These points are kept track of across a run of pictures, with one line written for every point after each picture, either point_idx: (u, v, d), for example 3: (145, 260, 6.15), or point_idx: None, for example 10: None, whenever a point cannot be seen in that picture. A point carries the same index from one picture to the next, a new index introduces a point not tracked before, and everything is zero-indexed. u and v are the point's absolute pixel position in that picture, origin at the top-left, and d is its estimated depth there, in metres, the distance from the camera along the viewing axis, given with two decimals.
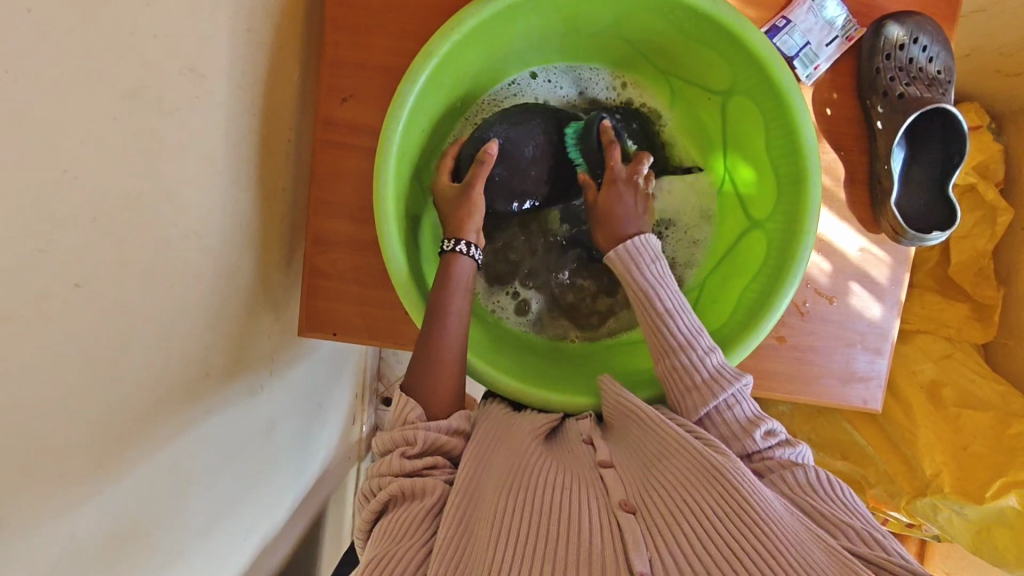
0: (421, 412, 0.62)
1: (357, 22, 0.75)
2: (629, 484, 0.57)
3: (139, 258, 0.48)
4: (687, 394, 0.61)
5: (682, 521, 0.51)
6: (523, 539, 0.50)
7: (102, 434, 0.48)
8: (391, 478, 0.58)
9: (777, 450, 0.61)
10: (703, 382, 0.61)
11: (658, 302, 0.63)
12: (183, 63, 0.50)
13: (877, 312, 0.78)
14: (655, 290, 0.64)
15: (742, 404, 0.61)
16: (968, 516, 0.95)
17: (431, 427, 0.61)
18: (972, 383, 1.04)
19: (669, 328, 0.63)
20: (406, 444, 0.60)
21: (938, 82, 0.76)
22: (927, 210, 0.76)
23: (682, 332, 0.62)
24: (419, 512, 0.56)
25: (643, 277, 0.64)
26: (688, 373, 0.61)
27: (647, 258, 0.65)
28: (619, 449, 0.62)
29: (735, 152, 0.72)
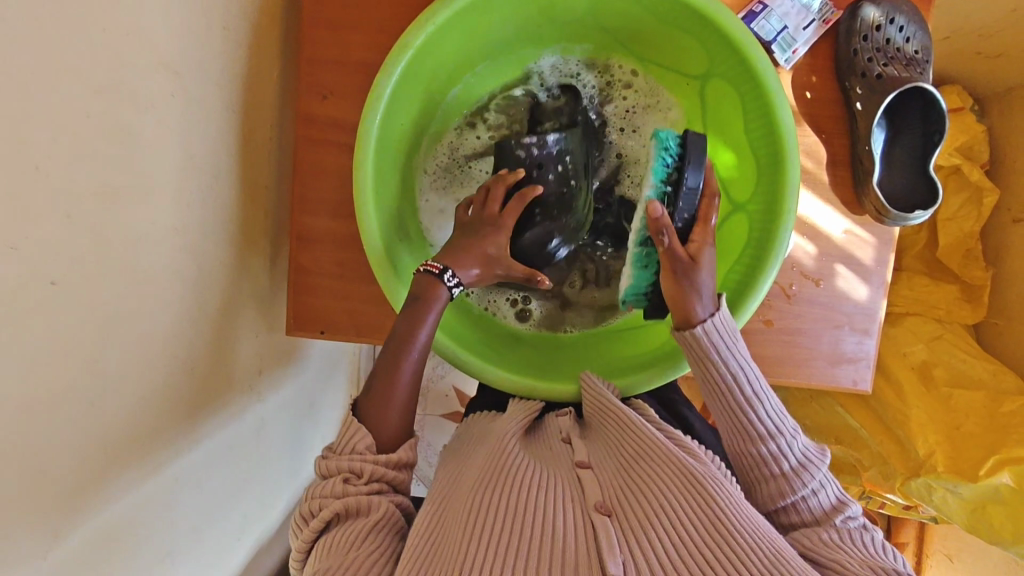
0: (370, 441, 0.60)
1: (336, 19, 0.75)
2: (606, 485, 0.58)
3: (118, 256, 0.48)
4: (771, 478, 0.61)
5: (656, 523, 0.52)
6: (499, 538, 0.51)
7: (85, 430, 0.48)
8: (332, 500, 0.57)
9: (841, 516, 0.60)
10: (787, 470, 0.61)
11: (741, 392, 0.62)
12: (157, 59, 0.50)
13: (864, 293, 0.78)
14: (739, 379, 0.62)
15: (825, 490, 0.61)
16: (962, 494, 0.96)
17: (378, 459, 0.59)
18: (963, 363, 1.04)
19: (756, 417, 0.62)
20: (353, 474, 0.58)
21: (916, 61, 0.76)
22: (909, 189, 0.77)
23: (768, 421, 0.62)
24: (362, 531, 0.55)
25: (720, 360, 0.62)
26: (770, 462, 0.61)
27: (725, 342, 0.62)
28: (595, 448, 0.64)
29: (716, 138, 0.72)
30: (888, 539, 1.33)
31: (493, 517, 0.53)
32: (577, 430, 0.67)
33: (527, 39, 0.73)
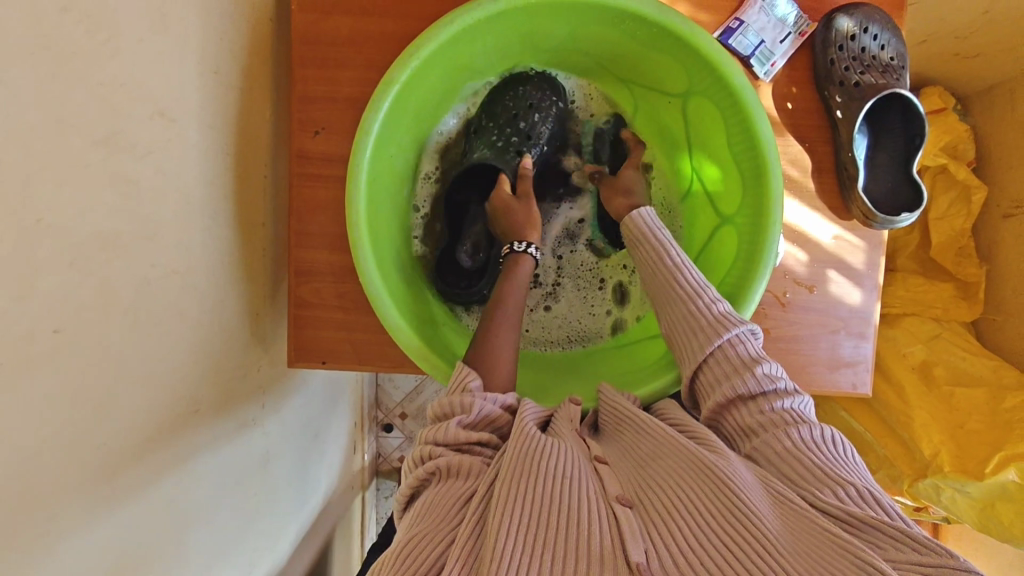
0: (478, 382, 0.61)
1: (322, 56, 0.76)
2: (623, 480, 0.54)
3: (120, 302, 0.49)
4: (700, 331, 0.61)
5: (677, 514, 0.49)
6: (529, 524, 0.47)
7: (97, 472, 0.48)
8: (444, 448, 0.56)
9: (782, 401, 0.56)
10: (712, 323, 0.61)
11: (671, 258, 0.66)
12: (152, 108, 0.52)
13: (858, 297, 0.79)
14: (668, 249, 0.66)
15: (746, 343, 0.59)
16: (971, 493, 0.96)
17: (486, 401, 0.60)
18: (964, 360, 1.05)
19: (681, 280, 0.65)
20: (463, 413, 0.58)
21: (892, 67, 0.78)
22: (894, 193, 0.78)
23: (691, 282, 0.64)
24: (456, 497, 0.52)
25: (654, 237, 0.68)
26: (697, 317, 0.62)
27: (651, 225, 0.69)
28: (611, 449, 0.60)
29: (700, 152, 0.74)
30: None
31: (525, 502, 0.49)
32: (589, 433, 0.64)
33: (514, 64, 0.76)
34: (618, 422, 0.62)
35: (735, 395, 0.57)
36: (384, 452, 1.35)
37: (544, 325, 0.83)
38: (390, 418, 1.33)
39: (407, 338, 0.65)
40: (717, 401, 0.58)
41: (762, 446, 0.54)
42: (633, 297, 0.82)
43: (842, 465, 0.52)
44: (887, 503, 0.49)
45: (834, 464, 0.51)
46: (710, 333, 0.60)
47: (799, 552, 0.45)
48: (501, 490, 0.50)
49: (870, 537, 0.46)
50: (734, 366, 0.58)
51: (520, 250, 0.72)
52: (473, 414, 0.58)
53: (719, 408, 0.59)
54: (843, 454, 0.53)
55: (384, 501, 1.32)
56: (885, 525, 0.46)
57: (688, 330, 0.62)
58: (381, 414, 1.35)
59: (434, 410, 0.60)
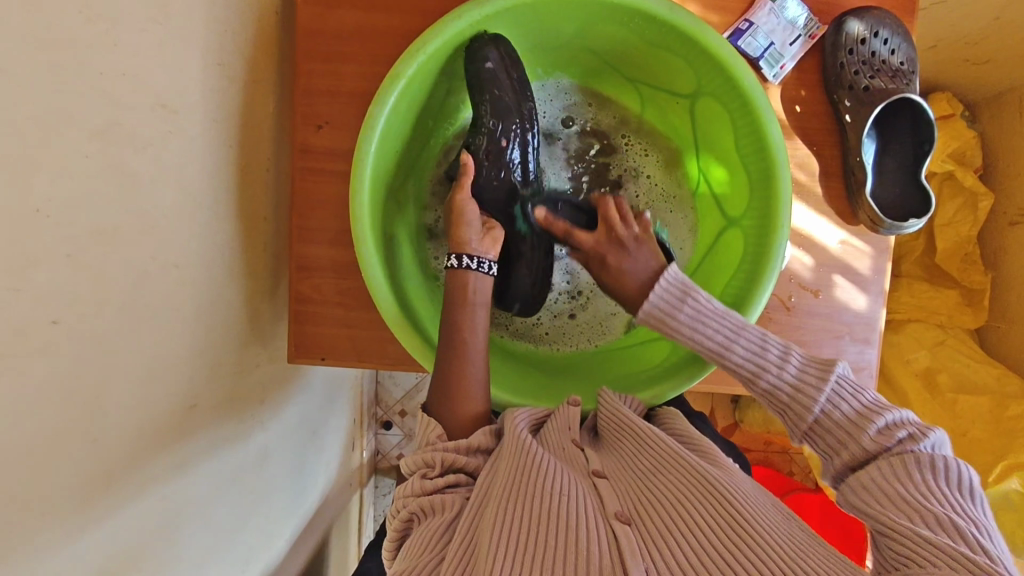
0: (441, 432, 0.61)
1: (327, 50, 0.76)
2: (621, 494, 0.53)
3: (119, 294, 0.49)
4: (787, 405, 0.59)
5: (677, 536, 0.48)
6: (521, 552, 0.46)
7: (92, 466, 0.48)
8: (415, 498, 0.56)
9: (891, 437, 0.55)
10: (790, 401, 0.59)
11: (712, 342, 0.62)
12: (153, 100, 0.51)
13: (863, 303, 0.78)
14: (699, 333, 0.62)
15: (848, 398, 0.57)
16: None
17: (450, 448, 0.59)
18: (967, 367, 1.04)
19: (735, 361, 0.61)
20: (427, 467, 0.57)
21: (902, 72, 0.77)
22: (901, 199, 0.78)
23: (748, 360, 0.61)
24: (438, 527, 0.52)
25: (682, 327, 0.63)
26: (776, 393, 0.60)
27: (676, 303, 0.63)
28: (610, 459, 0.59)
29: (708, 153, 0.74)
30: None
31: (514, 528, 0.48)
32: (587, 440, 0.63)
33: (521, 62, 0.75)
34: (617, 431, 0.61)
35: (858, 456, 0.56)
36: (383, 449, 1.35)
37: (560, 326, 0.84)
38: (390, 415, 1.33)
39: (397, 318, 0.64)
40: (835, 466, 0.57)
41: (862, 483, 0.54)
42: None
43: (941, 497, 0.50)
44: (977, 534, 0.47)
45: (924, 495, 0.50)
46: (800, 406, 0.58)
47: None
48: (492, 510, 0.50)
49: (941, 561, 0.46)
50: (837, 424, 0.57)
51: (451, 265, 0.66)
52: (439, 466, 0.57)
53: (843, 470, 0.57)
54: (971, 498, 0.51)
55: (382, 499, 1.31)
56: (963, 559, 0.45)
57: (775, 409, 0.61)
58: (380, 411, 1.34)
59: (406, 465, 0.59)
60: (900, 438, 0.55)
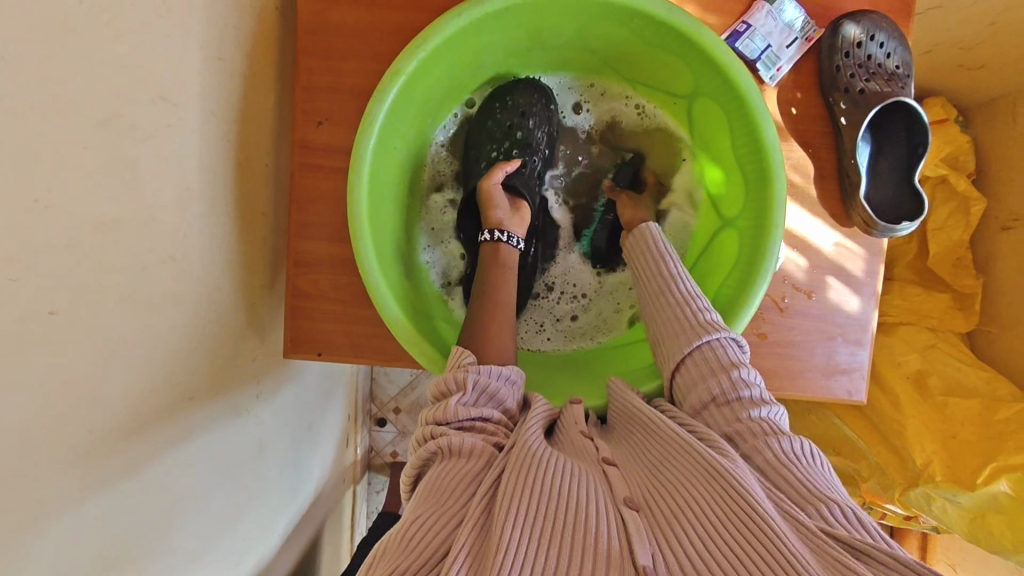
0: (473, 359, 0.62)
1: (328, 46, 0.76)
2: (631, 484, 0.53)
3: (116, 286, 0.49)
4: (687, 331, 0.63)
5: (685, 525, 0.48)
6: (533, 519, 0.47)
7: (86, 459, 0.48)
8: (443, 427, 0.56)
9: (755, 407, 0.57)
10: (697, 327, 0.63)
11: (669, 268, 0.68)
12: (154, 92, 0.51)
13: (856, 305, 0.79)
14: (666, 257, 0.69)
15: (732, 350, 0.61)
16: (961, 503, 0.97)
17: (482, 377, 0.60)
18: (959, 371, 1.06)
19: (676, 287, 0.67)
20: (460, 391, 0.59)
21: (897, 76, 0.78)
22: (894, 202, 0.79)
23: (686, 290, 0.66)
24: (468, 471, 0.53)
25: (653, 249, 0.71)
26: (684, 321, 0.64)
27: (658, 233, 0.72)
28: (621, 452, 0.59)
29: (705, 153, 0.75)
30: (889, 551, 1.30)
31: (529, 496, 0.48)
32: (597, 433, 0.64)
33: (519, 61, 0.76)
34: (629, 426, 0.62)
35: (710, 392, 0.59)
36: (377, 446, 1.35)
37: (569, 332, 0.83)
38: (385, 412, 1.33)
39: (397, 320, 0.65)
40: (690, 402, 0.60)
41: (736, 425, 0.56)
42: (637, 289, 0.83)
43: (824, 483, 0.51)
44: (862, 522, 0.49)
45: (811, 480, 0.51)
46: (695, 333, 0.63)
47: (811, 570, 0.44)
48: (511, 481, 0.50)
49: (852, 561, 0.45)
50: (709, 364, 0.60)
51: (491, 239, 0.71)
52: (470, 390, 0.59)
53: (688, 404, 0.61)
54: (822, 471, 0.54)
55: (375, 495, 1.31)
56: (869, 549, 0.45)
57: (670, 332, 0.65)
58: (375, 408, 1.34)
59: (434, 387, 0.61)
60: (764, 413, 0.57)
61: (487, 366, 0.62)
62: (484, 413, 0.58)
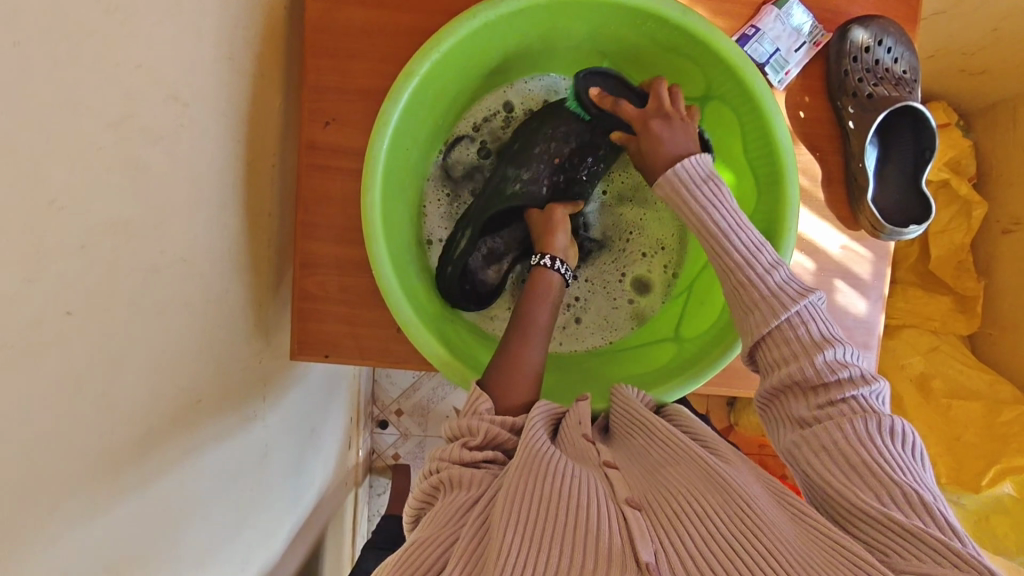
0: (490, 406, 0.62)
1: (336, 47, 0.76)
2: (633, 483, 0.53)
3: (128, 289, 0.48)
4: (760, 302, 0.58)
5: (686, 523, 0.48)
6: (532, 529, 0.47)
7: (97, 463, 0.48)
8: (448, 466, 0.57)
9: (852, 389, 0.54)
10: (767, 298, 0.58)
11: (715, 224, 0.62)
12: (166, 92, 0.51)
13: (863, 308, 0.79)
14: (710, 212, 0.62)
15: (817, 322, 0.57)
16: (966, 505, 0.98)
17: (495, 421, 0.60)
18: (960, 373, 1.06)
19: (730, 246, 0.61)
20: (469, 436, 0.59)
21: (904, 81, 0.79)
22: (902, 205, 0.79)
23: (742, 250, 0.60)
24: (463, 499, 0.53)
25: (696, 199, 0.63)
26: (751, 288, 0.59)
27: (698, 180, 0.64)
28: (624, 453, 0.59)
29: (716, 154, 0.75)
30: None
31: (527, 508, 0.48)
32: (599, 437, 0.63)
33: (522, 65, 0.76)
34: (628, 429, 0.61)
35: (797, 375, 0.56)
36: (378, 449, 1.34)
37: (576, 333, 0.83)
38: (387, 415, 1.32)
39: (427, 346, 0.65)
40: (775, 383, 0.57)
41: (816, 432, 0.53)
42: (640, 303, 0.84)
43: (896, 466, 0.50)
44: (930, 502, 0.49)
45: (879, 463, 0.51)
46: (772, 307, 0.58)
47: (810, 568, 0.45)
48: (505, 491, 0.50)
49: (888, 544, 0.47)
50: (796, 340, 0.56)
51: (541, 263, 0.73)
52: (481, 438, 0.58)
53: (779, 387, 0.58)
54: (909, 453, 0.52)
55: (376, 498, 1.31)
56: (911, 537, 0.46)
57: (740, 303, 0.60)
58: (377, 410, 1.34)
59: (449, 428, 0.61)
60: (862, 397, 0.54)
61: (502, 415, 0.62)
62: (494, 458, 0.58)
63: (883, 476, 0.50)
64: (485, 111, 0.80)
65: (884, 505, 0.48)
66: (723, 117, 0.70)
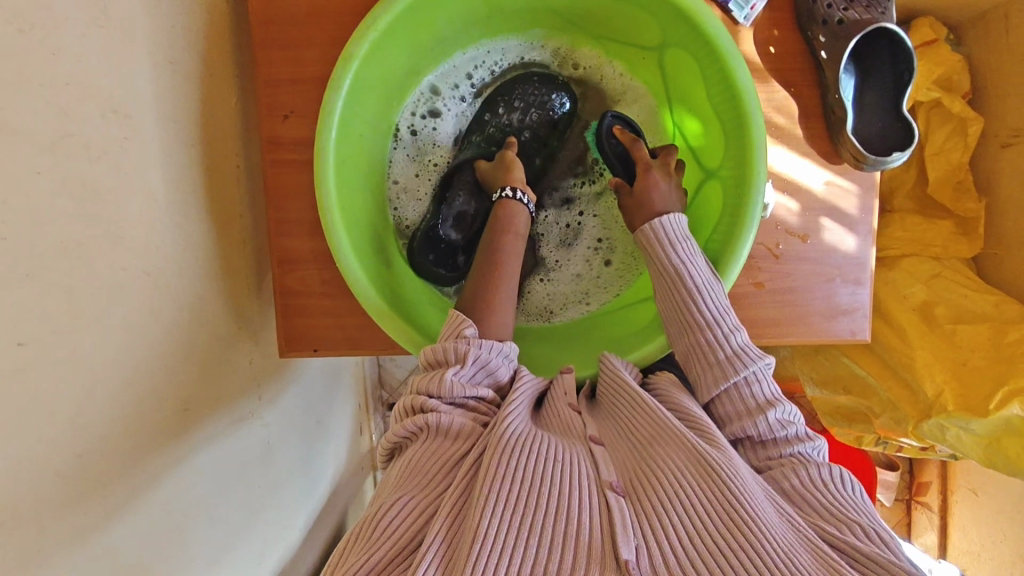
0: (473, 329, 0.61)
1: (286, 36, 0.73)
2: (620, 466, 0.53)
3: (88, 310, 0.48)
4: (711, 363, 0.59)
5: (670, 513, 0.48)
6: (509, 511, 0.47)
7: (82, 485, 0.48)
8: (434, 403, 0.56)
9: (790, 446, 0.57)
10: (722, 359, 0.59)
11: (684, 280, 0.62)
12: (103, 106, 0.50)
13: (852, 244, 0.77)
14: (685, 268, 0.63)
15: (761, 382, 0.57)
16: (975, 430, 0.97)
17: (481, 346, 0.60)
18: (965, 298, 1.04)
19: (696, 305, 0.61)
20: (456, 363, 0.58)
21: (876, 2, 0.75)
22: (884, 134, 0.76)
23: (709, 309, 0.60)
24: (436, 458, 0.54)
25: (669, 261, 0.64)
26: (706, 348, 0.60)
27: (675, 237, 0.65)
28: (611, 426, 0.59)
29: (681, 104, 0.73)
30: (912, 481, 1.35)
31: (504, 486, 0.49)
32: (586, 406, 0.63)
33: (457, 39, 0.75)
34: (618, 399, 0.61)
35: (744, 433, 0.57)
36: None
37: (557, 304, 0.81)
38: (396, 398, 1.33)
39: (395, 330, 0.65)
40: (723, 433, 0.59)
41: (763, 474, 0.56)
42: (615, 273, 0.80)
43: (848, 503, 0.51)
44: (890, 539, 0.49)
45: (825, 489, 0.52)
46: (723, 369, 0.58)
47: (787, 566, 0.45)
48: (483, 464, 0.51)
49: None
50: (745, 402, 0.57)
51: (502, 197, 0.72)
52: (466, 364, 0.58)
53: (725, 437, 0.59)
54: (855, 492, 0.53)
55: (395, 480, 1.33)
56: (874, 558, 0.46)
57: (694, 361, 0.61)
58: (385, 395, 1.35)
59: (426, 355, 0.60)
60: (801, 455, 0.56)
61: (487, 339, 0.61)
62: (479, 392, 0.58)
63: (848, 515, 0.50)
64: (415, 107, 0.78)
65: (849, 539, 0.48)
66: (679, 65, 0.69)
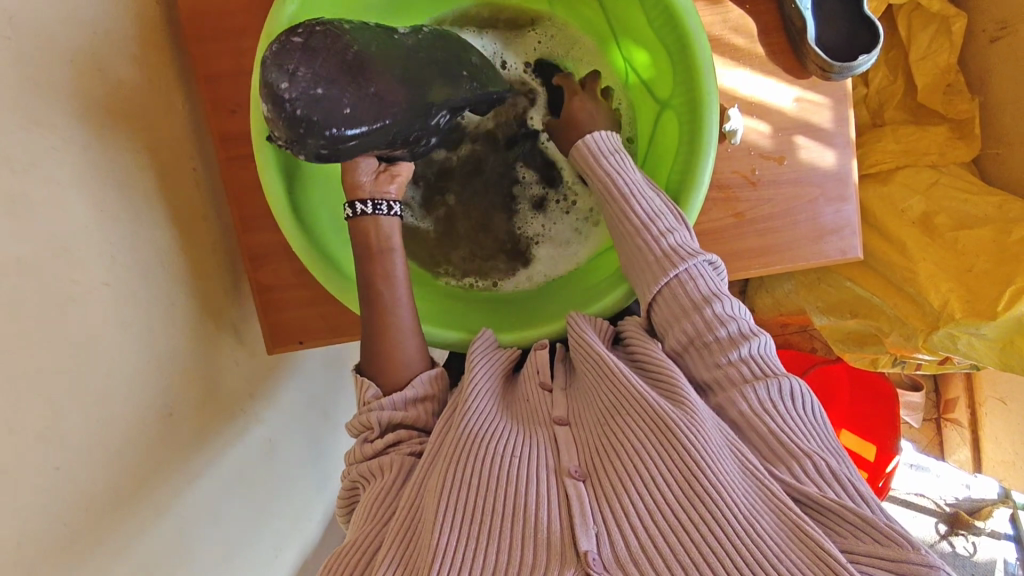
0: (376, 390, 0.61)
1: (223, 31, 0.72)
2: (585, 445, 0.53)
3: (39, 325, 0.48)
4: (653, 262, 0.58)
5: (630, 488, 0.48)
6: (464, 521, 0.47)
7: (54, 496, 0.49)
8: (358, 464, 0.59)
9: (736, 346, 0.54)
10: (660, 256, 0.58)
11: (618, 189, 0.62)
12: (28, 120, 0.49)
13: (831, 159, 0.74)
14: (617, 176, 0.63)
15: (703, 277, 0.57)
16: (987, 335, 0.94)
17: (385, 407, 0.60)
18: (966, 203, 1.00)
19: (632, 210, 0.61)
20: (367, 429, 0.59)
21: None
22: (850, 37, 0.73)
23: (645, 212, 0.60)
24: (381, 489, 0.55)
25: (606, 171, 0.63)
26: (644, 251, 0.59)
27: (607, 150, 0.65)
28: (578, 398, 0.59)
29: (628, 38, 0.71)
30: (938, 399, 1.28)
31: (460, 495, 0.49)
32: (561, 379, 0.62)
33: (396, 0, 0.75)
34: (584, 365, 0.59)
35: (687, 333, 0.56)
36: None
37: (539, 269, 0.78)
38: None
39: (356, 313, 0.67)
40: (671, 339, 0.58)
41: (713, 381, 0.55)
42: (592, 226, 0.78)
43: (806, 432, 0.50)
44: (848, 475, 0.48)
45: (795, 432, 0.50)
46: (662, 265, 0.58)
47: (747, 527, 0.44)
48: (439, 474, 0.51)
49: (830, 524, 0.46)
50: (684, 297, 0.57)
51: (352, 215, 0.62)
52: (375, 430, 0.59)
53: (676, 346, 0.58)
54: (811, 413, 0.52)
55: None
56: (839, 511, 0.45)
57: (638, 266, 0.60)
58: None
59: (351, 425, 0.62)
60: (751, 358, 0.54)
61: (393, 394, 0.60)
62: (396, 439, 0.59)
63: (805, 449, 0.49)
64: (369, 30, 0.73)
65: (803, 477, 0.47)
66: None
